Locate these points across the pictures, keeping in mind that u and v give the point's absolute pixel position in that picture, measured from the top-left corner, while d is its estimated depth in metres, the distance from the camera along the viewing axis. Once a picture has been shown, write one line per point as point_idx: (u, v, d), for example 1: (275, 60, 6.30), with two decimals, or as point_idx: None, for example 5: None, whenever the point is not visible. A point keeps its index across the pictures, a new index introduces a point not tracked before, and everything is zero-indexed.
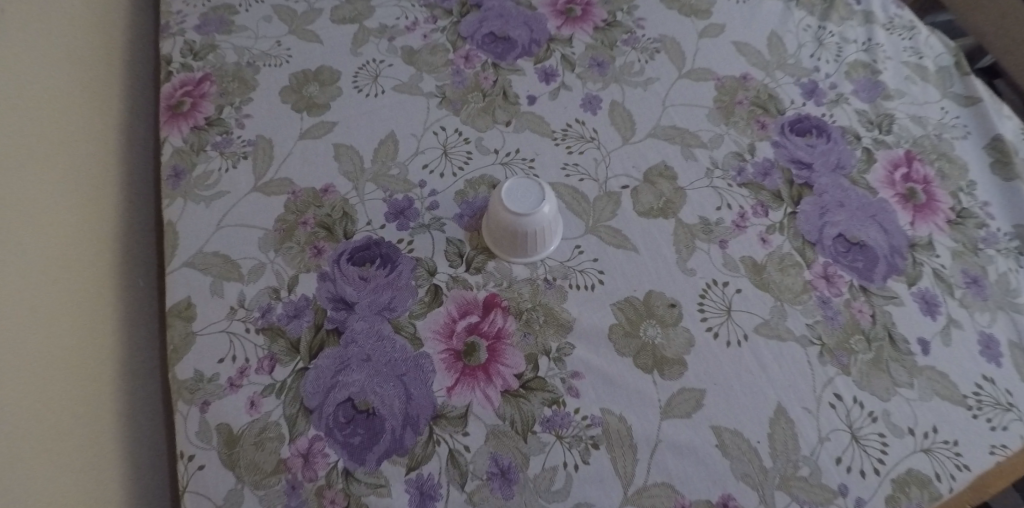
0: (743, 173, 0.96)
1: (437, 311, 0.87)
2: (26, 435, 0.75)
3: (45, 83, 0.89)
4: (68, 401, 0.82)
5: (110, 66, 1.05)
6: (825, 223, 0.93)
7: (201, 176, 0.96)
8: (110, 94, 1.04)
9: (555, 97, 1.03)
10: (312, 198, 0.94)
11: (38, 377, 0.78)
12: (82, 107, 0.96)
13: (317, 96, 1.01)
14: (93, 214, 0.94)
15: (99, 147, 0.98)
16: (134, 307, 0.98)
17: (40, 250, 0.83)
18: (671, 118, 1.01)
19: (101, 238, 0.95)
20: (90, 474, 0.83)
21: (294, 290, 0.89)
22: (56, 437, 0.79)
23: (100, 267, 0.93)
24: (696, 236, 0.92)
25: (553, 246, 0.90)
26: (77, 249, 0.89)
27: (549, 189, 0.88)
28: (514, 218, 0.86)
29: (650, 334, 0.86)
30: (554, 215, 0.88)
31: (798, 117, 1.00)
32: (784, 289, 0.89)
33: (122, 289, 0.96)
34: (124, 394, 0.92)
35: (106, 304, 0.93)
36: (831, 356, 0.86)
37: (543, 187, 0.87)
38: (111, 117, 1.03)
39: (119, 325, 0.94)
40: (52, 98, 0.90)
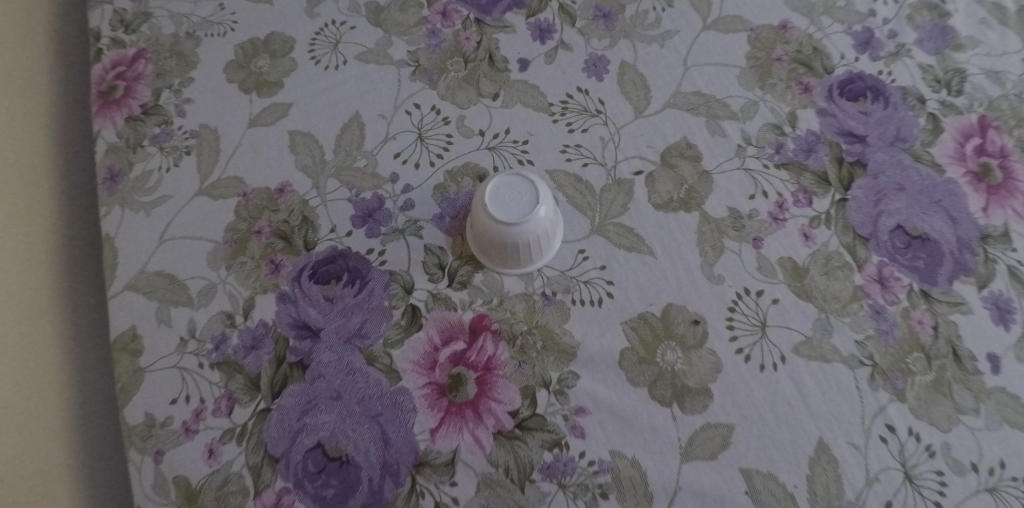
0: (781, 151, 0.80)
1: (419, 336, 0.74)
2: None
3: None
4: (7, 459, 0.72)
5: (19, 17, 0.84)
6: (880, 212, 0.77)
7: (140, 178, 0.82)
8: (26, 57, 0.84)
9: (552, 61, 0.86)
10: (266, 201, 0.80)
11: None
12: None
13: (267, 71, 0.85)
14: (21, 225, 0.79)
15: (20, 137, 0.81)
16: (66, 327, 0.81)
17: None
18: (693, 82, 0.84)
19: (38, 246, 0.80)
20: None
21: (251, 315, 0.76)
22: None
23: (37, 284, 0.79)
24: (724, 232, 0.77)
25: (552, 250, 0.76)
26: None
27: (542, 184, 0.73)
28: (504, 230, 0.72)
29: (670, 359, 0.73)
30: (552, 214, 0.74)
31: (849, 77, 0.83)
32: (829, 297, 0.75)
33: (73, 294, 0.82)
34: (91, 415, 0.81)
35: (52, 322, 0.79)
36: (883, 379, 0.73)
37: (538, 187, 0.72)
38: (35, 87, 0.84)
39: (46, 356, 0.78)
40: None
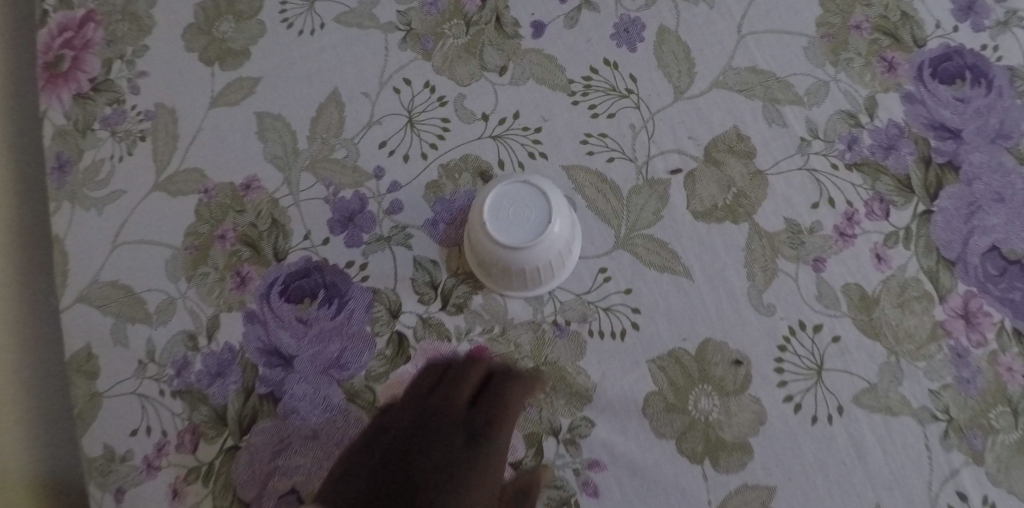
0: (854, 148, 0.65)
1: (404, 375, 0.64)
2: None
3: None
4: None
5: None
6: (972, 229, 0.63)
7: (91, 168, 0.71)
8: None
9: (573, 24, 0.70)
10: (231, 199, 0.68)
11: None
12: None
13: (232, 37, 0.72)
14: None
15: None
16: None
17: None
18: (748, 54, 0.68)
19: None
20: None
21: (215, 337, 0.66)
22: None
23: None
24: (778, 250, 0.64)
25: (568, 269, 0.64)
26: None
27: (557, 193, 0.60)
28: (506, 254, 0.60)
29: (704, 407, 0.61)
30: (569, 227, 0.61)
31: (945, 52, 0.66)
32: (901, 334, 0.62)
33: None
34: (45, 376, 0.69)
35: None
36: (960, 438, 0.60)
37: (549, 198, 0.60)
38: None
39: None
40: None
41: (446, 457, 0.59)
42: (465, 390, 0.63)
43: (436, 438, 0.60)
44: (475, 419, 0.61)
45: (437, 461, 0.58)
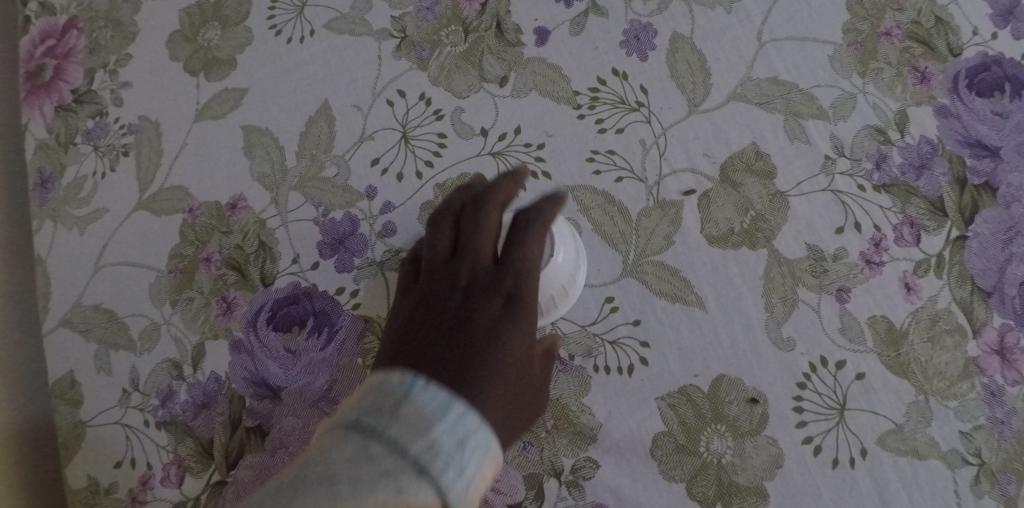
0: (883, 167, 0.60)
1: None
2: None
3: None
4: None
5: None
6: (1010, 256, 0.58)
7: (73, 185, 0.68)
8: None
9: (579, 30, 0.65)
10: (217, 219, 0.65)
11: None
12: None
13: (218, 45, 0.68)
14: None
15: None
16: None
17: None
18: (768, 63, 0.62)
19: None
20: None
21: (201, 366, 0.62)
22: None
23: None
24: (799, 278, 0.59)
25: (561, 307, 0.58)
26: None
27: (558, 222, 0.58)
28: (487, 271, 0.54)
29: (716, 448, 0.57)
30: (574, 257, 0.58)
31: (982, 61, 0.60)
32: (932, 371, 0.57)
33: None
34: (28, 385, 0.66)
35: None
36: (992, 483, 0.56)
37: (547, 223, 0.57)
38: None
39: None
40: None
41: (496, 322, 0.52)
42: (481, 246, 0.54)
43: (478, 303, 0.53)
44: (506, 279, 0.54)
45: (481, 323, 0.52)
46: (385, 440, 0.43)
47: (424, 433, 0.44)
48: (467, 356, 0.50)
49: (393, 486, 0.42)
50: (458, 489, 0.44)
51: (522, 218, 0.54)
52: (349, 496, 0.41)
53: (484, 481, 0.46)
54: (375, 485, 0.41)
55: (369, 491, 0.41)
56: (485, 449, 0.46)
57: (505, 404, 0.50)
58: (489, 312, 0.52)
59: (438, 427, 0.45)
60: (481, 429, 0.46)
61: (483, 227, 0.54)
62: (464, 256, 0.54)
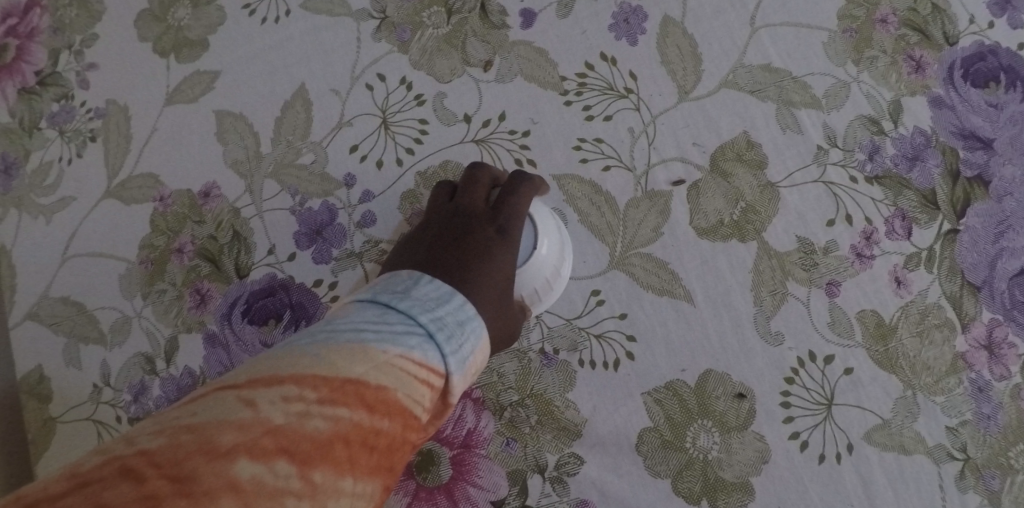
0: (876, 158, 0.58)
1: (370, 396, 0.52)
2: None
3: None
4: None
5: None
6: (1001, 250, 0.57)
7: (38, 171, 0.65)
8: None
9: (566, 13, 0.63)
10: (189, 208, 0.62)
11: None
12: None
13: (189, 25, 0.65)
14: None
15: None
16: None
17: None
18: (761, 50, 0.61)
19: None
20: None
21: (174, 361, 0.60)
22: None
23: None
24: (789, 272, 0.58)
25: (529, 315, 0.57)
26: None
27: (543, 213, 0.56)
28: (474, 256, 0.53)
29: (702, 444, 0.56)
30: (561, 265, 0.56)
31: (978, 50, 0.59)
32: (921, 366, 0.57)
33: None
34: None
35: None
36: (979, 479, 0.56)
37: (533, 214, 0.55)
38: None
39: None
40: None
41: (486, 246, 0.50)
42: (477, 194, 0.53)
43: (473, 228, 0.51)
44: (500, 213, 0.52)
45: (472, 245, 0.50)
46: (399, 309, 0.42)
47: (437, 307, 0.44)
48: (463, 268, 0.48)
49: (408, 343, 0.40)
50: (459, 364, 0.43)
51: (516, 176, 0.53)
52: (372, 342, 0.39)
53: (475, 369, 0.45)
54: (398, 338, 0.40)
55: (392, 340, 0.40)
56: (480, 336, 0.45)
57: (490, 314, 0.48)
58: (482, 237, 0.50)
59: (441, 310, 0.44)
60: (478, 319, 0.46)
61: (479, 180, 0.54)
62: (462, 195, 0.54)
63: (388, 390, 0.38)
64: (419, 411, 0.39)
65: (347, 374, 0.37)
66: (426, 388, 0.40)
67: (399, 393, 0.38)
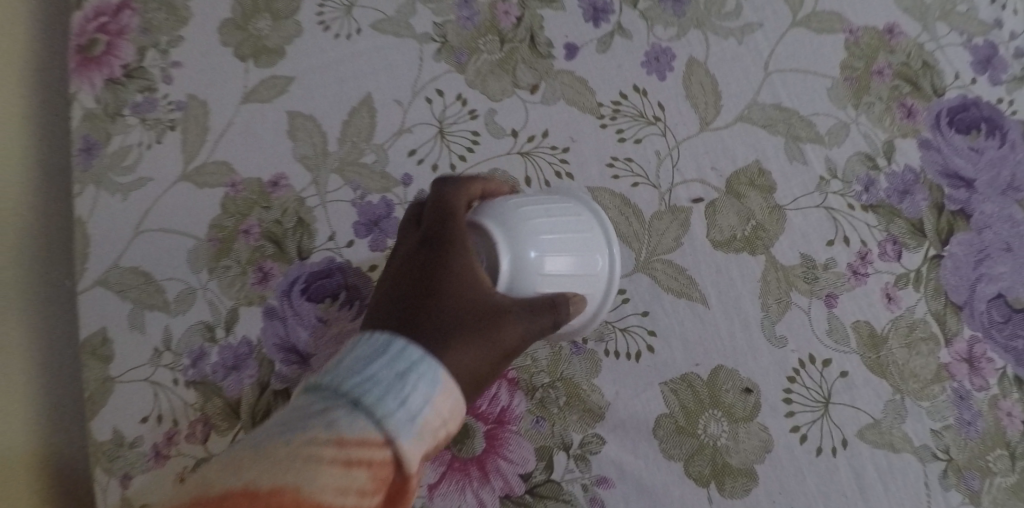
0: (871, 190, 0.67)
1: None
2: None
3: None
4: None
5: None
6: (980, 275, 0.65)
7: (118, 153, 0.71)
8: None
9: (606, 49, 0.72)
10: (258, 195, 0.68)
11: None
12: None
13: (267, 34, 0.72)
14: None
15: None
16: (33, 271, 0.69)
17: None
18: (773, 91, 0.70)
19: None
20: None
21: (233, 330, 0.66)
22: None
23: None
24: (793, 283, 0.65)
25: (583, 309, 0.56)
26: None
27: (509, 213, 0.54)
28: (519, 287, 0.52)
29: (713, 432, 0.63)
30: (562, 245, 0.54)
31: (962, 103, 0.69)
32: (908, 375, 0.64)
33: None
34: (54, 357, 0.70)
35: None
36: (959, 478, 0.62)
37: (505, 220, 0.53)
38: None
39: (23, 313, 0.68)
40: None
41: (423, 267, 0.50)
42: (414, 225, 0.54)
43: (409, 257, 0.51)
44: (431, 228, 0.52)
45: (411, 272, 0.50)
46: (319, 391, 0.43)
47: (361, 367, 0.43)
48: (401, 302, 0.48)
49: (324, 421, 0.41)
50: (400, 424, 0.42)
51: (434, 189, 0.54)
52: (279, 440, 0.41)
53: (439, 420, 0.44)
54: (304, 426, 0.41)
55: (297, 432, 0.41)
56: (432, 384, 0.44)
57: (441, 330, 0.46)
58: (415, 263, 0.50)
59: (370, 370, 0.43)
60: (423, 362, 0.44)
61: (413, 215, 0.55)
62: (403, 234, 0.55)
63: (287, 489, 0.39)
64: (337, 499, 0.39)
65: (232, 487, 0.39)
66: (352, 469, 0.40)
67: (299, 489, 0.39)
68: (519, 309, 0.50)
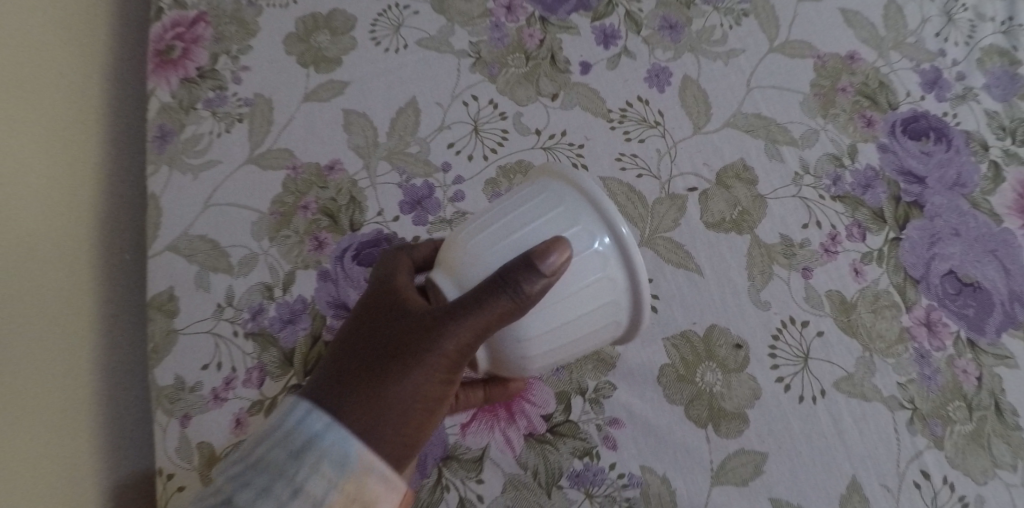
0: (838, 183, 0.79)
1: (479, 356, 0.62)
2: (28, 439, 0.66)
3: (33, 56, 0.73)
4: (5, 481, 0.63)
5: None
6: (934, 255, 0.77)
7: (190, 140, 0.80)
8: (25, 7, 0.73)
9: (614, 67, 0.85)
10: (316, 177, 0.79)
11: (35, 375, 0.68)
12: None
13: (327, 46, 0.84)
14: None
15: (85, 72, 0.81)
16: (116, 238, 0.81)
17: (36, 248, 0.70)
18: (755, 104, 0.83)
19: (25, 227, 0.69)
20: (70, 436, 0.71)
21: (289, 289, 0.75)
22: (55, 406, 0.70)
23: (29, 263, 0.69)
24: (774, 258, 0.76)
25: (586, 249, 0.58)
26: (72, 208, 0.76)
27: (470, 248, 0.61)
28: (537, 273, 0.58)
29: (709, 380, 0.72)
30: (504, 221, 0.60)
31: (913, 115, 0.82)
32: (875, 335, 0.74)
33: (81, 237, 0.76)
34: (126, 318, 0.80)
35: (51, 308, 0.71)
36: (923, 425, 0.72)
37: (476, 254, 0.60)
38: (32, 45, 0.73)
39: (105, 272, 0.78)
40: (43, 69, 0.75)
41: (363, 319, 0.62)
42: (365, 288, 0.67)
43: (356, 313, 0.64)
44: (373, 286, 0.64)
45: (354, 328, 0.62)
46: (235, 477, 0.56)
47: (274, 450, 0.56)
48: (341, 352, 0.61)
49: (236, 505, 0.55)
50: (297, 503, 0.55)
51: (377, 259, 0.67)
52: None
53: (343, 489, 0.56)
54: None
55: None
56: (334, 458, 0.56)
57: (367, 375, 0.59)
58: (356, 318, 0.63)
59: (285, 442, 0.56)
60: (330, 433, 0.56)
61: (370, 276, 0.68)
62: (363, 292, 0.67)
63: None
64: None
65: None
66: None
67: None
68: (442, 317, 0.58)
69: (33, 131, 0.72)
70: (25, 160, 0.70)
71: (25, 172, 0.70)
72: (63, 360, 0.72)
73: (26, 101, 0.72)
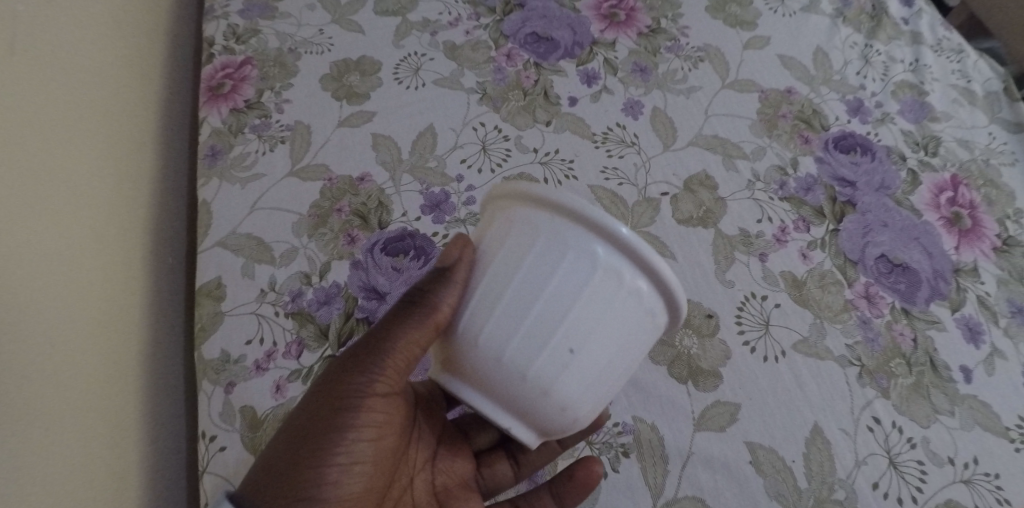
0: (784, 188, 0.95)
1: (476, 399, 0.64)
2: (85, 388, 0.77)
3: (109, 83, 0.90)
4: (72, 478, 0.73)
5: (86, 25, 0.86)
6: (868, 242, 0.92)
7: (238, 157, 0.94)
8: (102, 57, 0.89)
9: (596, 100, 1.02)
10: (348, 186, 0.93)
11: (94, 335, 0.80)
12: (10, 170, 0.72)
13: (357, 84, 1.00)
14: (66, 227, 0.78)
15: (146, 106, 0.97)
16: (162, 245, 0.95)
17: (98, 231, 0.83)
18: (713, 128, 1.00)
19: (93, 249, 0.82)
20: (117, 398, 0.82)
21: (326, 277, 0.87)
22: (108, 369, 0.81)
23: (93, 242, 0.82)
24: (735, 246, 0.91)
25: (586, 260, 0.60)
26: (130, 210, 0.90)
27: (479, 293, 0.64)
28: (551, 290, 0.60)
29: (687, 344, 0.84)
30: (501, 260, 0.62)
31: (842, 134, 1.00)
32: (825, 306, 0.87)
33: (134, 236, 0.90)
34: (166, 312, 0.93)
35: (112, 304, 0.84)
36: (871, 378, 0.84)
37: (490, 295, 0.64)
38: (107, 80, 0.89)
39: (151, 269, 0.92)
40: (116, 95, 0.91)
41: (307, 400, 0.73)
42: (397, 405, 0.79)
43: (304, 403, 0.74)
44: None
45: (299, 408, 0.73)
46: None
47: None
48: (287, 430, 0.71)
49: None
50: None
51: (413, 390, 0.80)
52: None
53: None
54: None
55: None
56: None
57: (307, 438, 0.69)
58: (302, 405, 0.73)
59: None
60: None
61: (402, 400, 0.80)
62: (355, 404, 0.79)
63: None
64: None
65: None
66: None
67: None
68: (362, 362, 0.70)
69: (106, 138, 0.87)
70: (97, 160, 0.85)
71: (95, 169, 0.84)
72: (116, 332, 0.83)
73: (101, 115, 0.87)
